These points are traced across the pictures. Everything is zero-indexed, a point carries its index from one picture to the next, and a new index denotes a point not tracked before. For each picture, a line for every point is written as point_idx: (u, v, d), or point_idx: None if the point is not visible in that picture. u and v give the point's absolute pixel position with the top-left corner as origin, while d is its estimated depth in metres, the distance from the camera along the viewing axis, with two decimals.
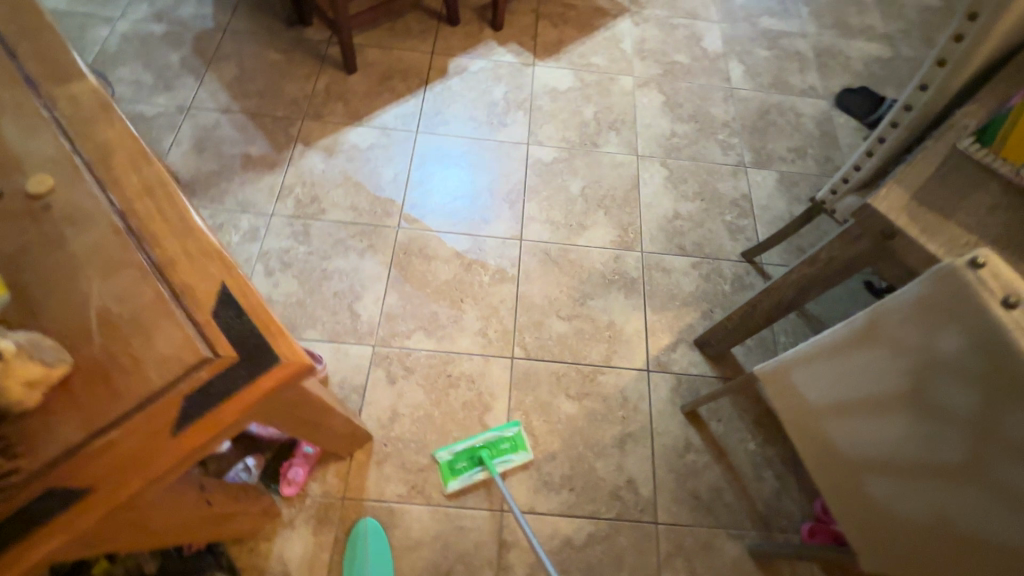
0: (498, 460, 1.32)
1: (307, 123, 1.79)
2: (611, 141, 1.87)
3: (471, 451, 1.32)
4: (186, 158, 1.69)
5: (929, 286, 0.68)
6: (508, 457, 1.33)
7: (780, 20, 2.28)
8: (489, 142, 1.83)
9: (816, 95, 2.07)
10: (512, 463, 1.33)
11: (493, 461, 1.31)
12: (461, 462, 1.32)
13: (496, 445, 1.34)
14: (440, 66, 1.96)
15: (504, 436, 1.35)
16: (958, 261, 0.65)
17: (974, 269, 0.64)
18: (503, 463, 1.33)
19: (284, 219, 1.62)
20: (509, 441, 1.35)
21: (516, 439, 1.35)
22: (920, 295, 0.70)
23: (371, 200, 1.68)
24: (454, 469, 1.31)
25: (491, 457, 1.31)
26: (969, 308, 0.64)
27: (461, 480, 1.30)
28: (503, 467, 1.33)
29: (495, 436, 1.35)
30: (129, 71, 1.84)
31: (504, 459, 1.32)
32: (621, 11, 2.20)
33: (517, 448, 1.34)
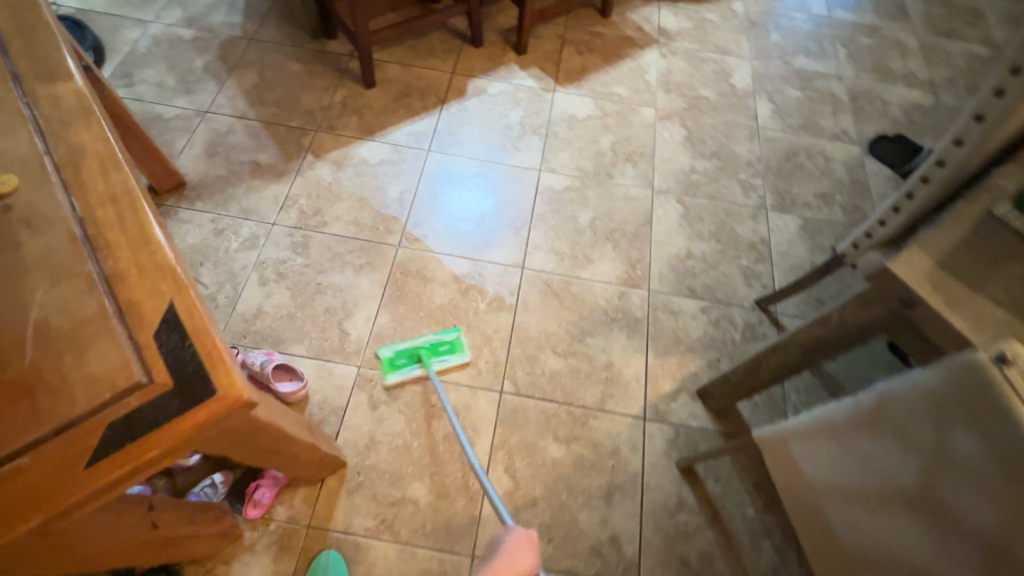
0: (436, 359, 1.41)
1: (320, 135, 1.79)
2: (626, 173, 1.81)
3: (412, 351, 1.42)
4: (197, 161, 1.70)
5: (945, 376, 0.61)
6: (445, 356, 1.43)
7: (814, 60, 2.21)
8: (500, 165, 1.79)
9: (848, 140, 1.98)
10: (449, 363, 1.42)
11: (430, 360, 1.41)
12: (402, 359, 1.41)
13: (435, 346, 1.44)
14: (459, 87, 1.95)
15: (444, 339, 1.45)
16: (980, 355, 0.58)
17: (997, 366, 0.57)
18: (440, 363, 1.42)
19: (285, 229, 1.60)
20: (448, 343, 1.45)
21: (454, 340, 1.45)
22: (932, 385, 0.62)
23: (375, 216, 1.65)
24: (395, 365, 1.40)
25: (428, 355, 1.41)
26: (989, 408, 0.57)
27: (399, 375, 1.39)
28: (441, 367, 1.42)
29: (435, 339, 1.45)
30: (154, 73, 1.88)
31: (441, 359, 1.42)
32: (649, 42, 2.16)
33: (455, 350, 1.43)
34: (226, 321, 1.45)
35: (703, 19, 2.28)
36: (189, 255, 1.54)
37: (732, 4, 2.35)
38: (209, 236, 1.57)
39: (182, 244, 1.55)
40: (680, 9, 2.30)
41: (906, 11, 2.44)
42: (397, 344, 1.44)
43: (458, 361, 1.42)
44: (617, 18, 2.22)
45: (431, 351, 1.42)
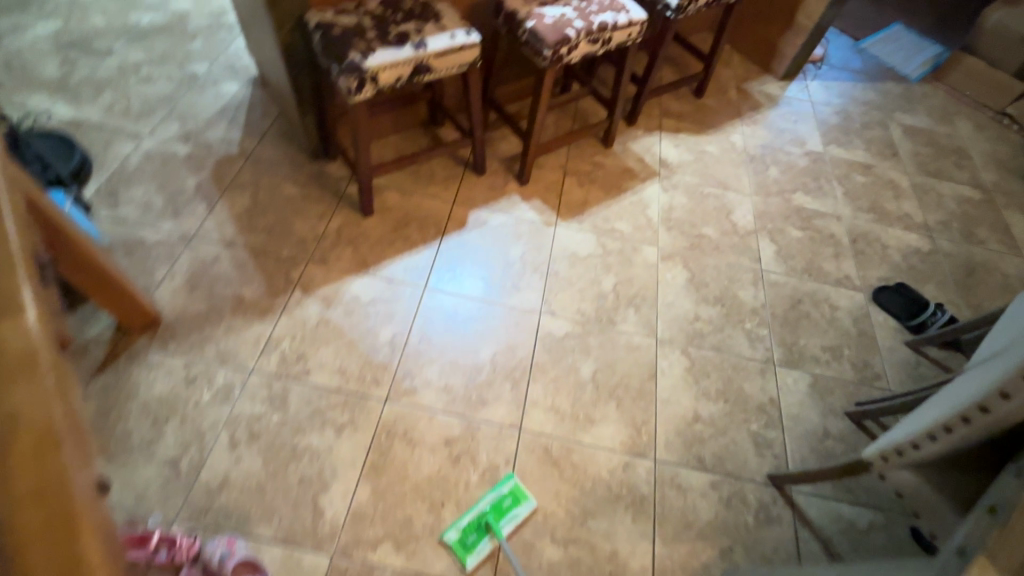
0: (504, 520, 1.31)
1: (310, 268, 1.71)
2: (628, 319, 1.74)
3: (477, 521, 1.30)
4: (175, 295, 1.59)
5: None
6: (513, 512, 1.33)
7: (814, 198, 2.22)
8: (498, 307, 1.71)
9: (851, 286, 1.95)
10: (519, 519, 1.33)
11: (500, 524, 1.30)
12: (470, 535, 1.29)
13: (498, 505, 1.33)
14: (459, 217, 1.91)
15: (504, 493, 1.35)
16: None
17: None
18: (510, 522, 1.32)
19: (264, 378, 1.48)
20: (509, 496, 1.35)
21: (515, 489, 1.36)
22: None
23: (362, 363, 1.54)
24: (467, 544, 1.28)
25: (497, 520, 1.30)
26: None
27: (476, 554, 1.27)
28: (510, 527, 1.32)
29: (496, 497, 1.34)
30: (142, 192, 1.80)
31: (509, 517, 1.32)
32: (650, 174, 2.17)
33: (520, 501, 1.34)
34: (186, 495, 1.29)
35: (703, 150, 2.30)
36: (153, 409, 1.39)
37: (731, 136, 2.38)
38: (179, 385, 1.44)
39: (147, 395, 1.41)
40: (680, 140, 2.32)
41: (897, 148, 2.50)
42: (461, 521, 1.30)
43: (526, 512, 1.34)
44: (619, 148, 2.23)
45: (497, 513, 1.31)
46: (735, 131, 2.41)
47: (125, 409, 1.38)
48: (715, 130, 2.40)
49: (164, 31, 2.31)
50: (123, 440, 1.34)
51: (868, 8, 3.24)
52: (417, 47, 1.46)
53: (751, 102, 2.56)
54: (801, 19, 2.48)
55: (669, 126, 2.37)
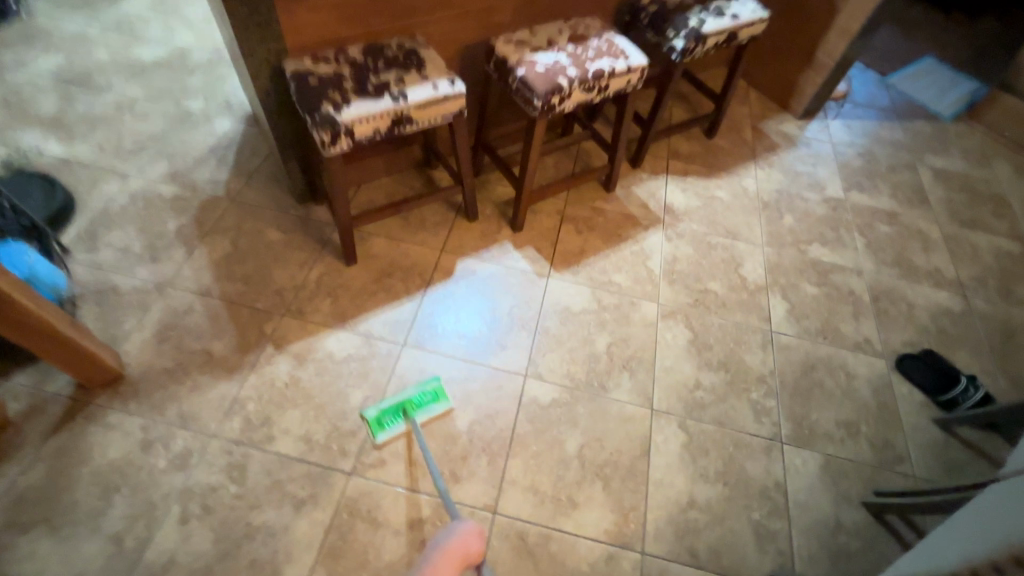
0: (421, 411, 1.46)
1: (286, 320, 1.62)
2: (621, 385, 1.61)
3: (396, 406, 1.46)
4: (143, 348, 1.52)
5: None
6: (430, 407, 1.48)
7: (832, 249, 2.06)
8: (480, 368, 1.59)
9: (872, 352, 1.78)
10: (435, 414, 1.48)
11: (416, 412, 1.46)
12: (387, 416, 1.45)
13: (418, 399, 1.48)
14: (446, 266, 1.81)
15: (426, 390, 1.50)
16: None
17: None
18: (425, 413, 1.47)
19: (224, 444, 1.39)
20: (430, 393, 1.50)
21: (436, 389, 1.50)
22: None
23: (330, 430, 1.44)
24: (383, 422, 1.44)
25: (414, 408, 1.46)
26: None
27: (388, 432, 1.44)
28: (425, 417, 1.47)
29: (419, 390, 1.50)
30: (122, 235, 1.75)
31: (426, 409, 1.47)
32: (653, 222, 2.04)
33: (438, 399, 1.49)
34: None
35: (712, 196, 2.16)
36: (105, 476, 1.31)
37: (743, 180, 2.24)
38: (134, 450, 1.36)
39: (100, 460, 1.33)
40: (688, 184, 2.19)
41: (926, 195, 2.32)
42: (382, 402, 1.47)
43: (443, 409, 1.48)
44: (621, 192, 2.11)
45: (416, 404, 1.47)
46: (748, 175, 2.27)
47: (76, 475, 1.31)
48: (726, 172, 2.26)
49: (164, 66, 2.29)
50: (68, 511, 1.26)
51: (896, 41, 3.07)
52: (396, 98, 1.38)
53: (767, 142, 2.42)
54: (821, 56, 2.34)
55: (677, 168, 2.24)
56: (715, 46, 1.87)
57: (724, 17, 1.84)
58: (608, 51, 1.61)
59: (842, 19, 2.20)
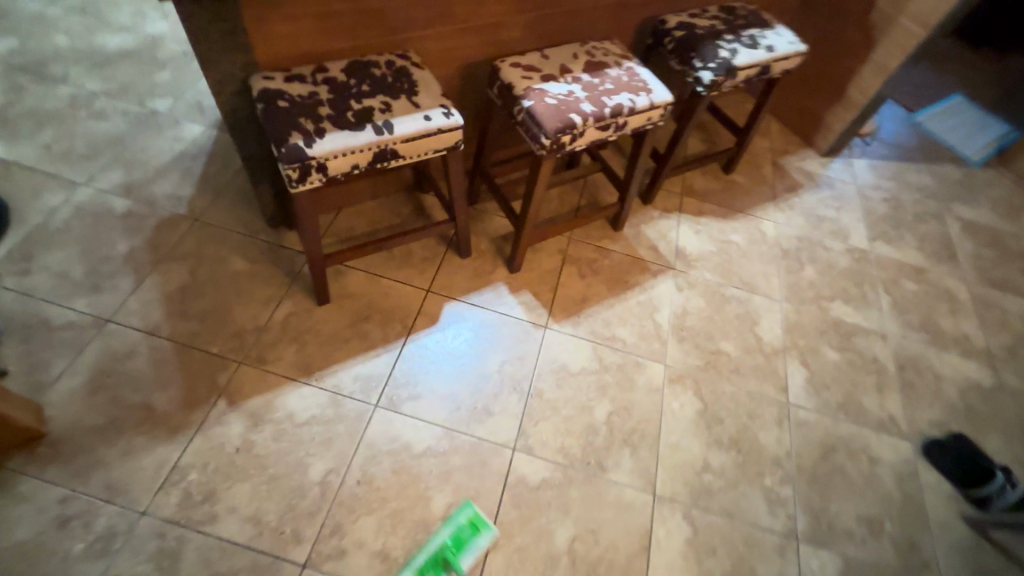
0: (463, 553, 1.22)
1: (243, 370, 1.41)
2: (621, 465, 1.42)
3: (433, 558, 1.21)
4: (71, 399, 1.31)
5: None
6: (473, 543, 1.23)
7: (855, 308, 1.88)
8: (462, 437, 1.40)
9: (896, 432, 1.61)
10: (479, 550, 1.23)
11: (459, 558, 1.21)
12: (426, 575, 1.19)
13: (455, 539, 1.24)
14: (431, 310, 1.61)
15: (460, 522, 1.26)
16: None
17: None
18: (469, 553, 1.22)
19: (156, 524, 1.19)
20: (468, 526, 1.26)
21: (473, 518, 1.27)
22: None
23: (283, 510, 1.24)
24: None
25: (455, 554, 1.21)
26: None
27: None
28: (469, 560, 1.22)
29: (452, 528, 1.25)
30: (61, 257, 1.52)
31: (468, 548, 1.22)
32: (663, 268, 1.85)
33: (478, 530, 1.25)
34: None
35: (728, 240, 1.97)
36: (10, 563, 1.11)
37: (763, 224, 2.05)
38: (47, 529, 1.15)
39: (5, 542, 1.13)
40: (702, 225, 2.00)
41: (954, 249, 2.15)
42: (418, 560, 1.21)
43: (486, 541, 1.24)
44: (629, 232, 1.92)
45: (455, 546, 1.22)
46: (767, 218, 2.08)
47: None
48: (743, 214, 2.07)
49: (129, 58, 2.05)
50: None
51: (925, 73, 2.89)
52: (380, 129, 1.17)
53: (788, 181, 2.23)
54: (852, 92, 2.15)
55: (691, 206, 2.05)
56: (746, 80, 1.67)
57: (758, 48, 1.65)
58: (628, 83, 1.41)
59: (880, 54, 2.01)
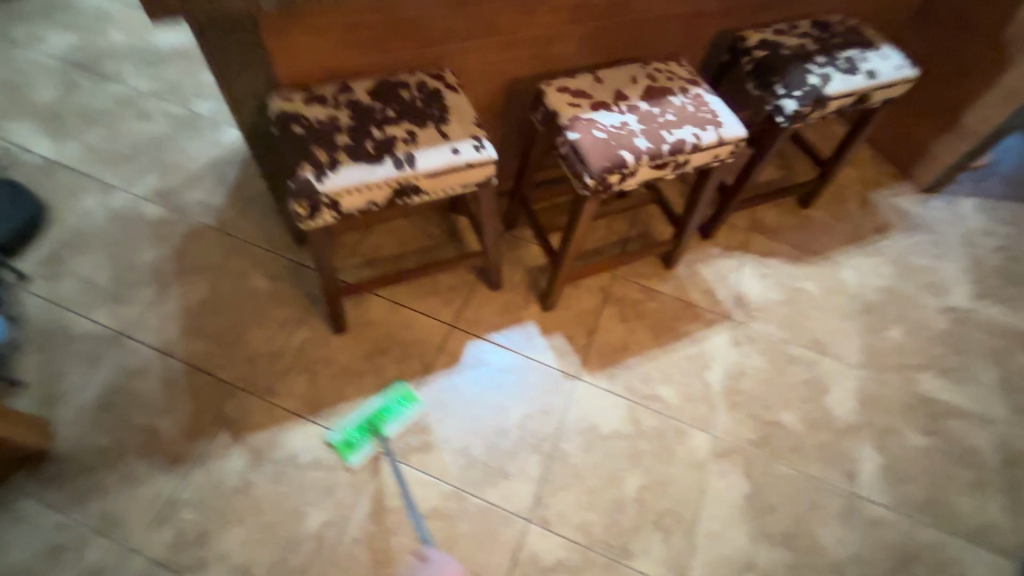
0: (391, 421, 1.33)
1: (250, 400, 1.34)
2: (649, 551, 1.24)
3: (361, 423, 1.32)
4: (80, 417, 1.29)
5: None
6: (402, 414, 1.35)
7: (952, 384, 1.58)
8: (471, 499, 1.27)
9: (993, 547, 1.33)
10: (406, 421, 1.35)
11: (386, 424, 1.33)
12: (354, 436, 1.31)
13: (384, 409, 1.35)
14: (453, 348, 1.48)
15: (392, 396, 1.37)
16: None
17: None
18: (397, 423, 1.34)
19: (146, 564, 1.14)
20: (399, 399, 1.37)
21: (404, 394, 1.38)
22: None
23: (273, 563, 1.16)
24: (350, 443, 1.30)
25: (384, 421, 1.33)
26: None
27: (361, 454, 1.29)
28: (395, 427, 1.34)
29: (385, 400, 1.36)
30: (90, 263, 1.51)
31: (397, 418, 1.34)
32: (719, 317, 1.63)
33: (408, 403, 1.37)
34: None
35: (799, 287, 1.72)
36: None
37: (842, 271, 1.78)
38: (41, 556, 1.13)
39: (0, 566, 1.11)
40: (769, 267, 1.76)
41: None
42: (346, 419, 1.33)
43: (413, 415, 1.35)
44: (683, 271, 1.71)
45: (386, 414, 1.34)
46: (849, 264, 1.80)
47: None
48: (820, 257, 1.80)
49: (180, 55, 2.03)
50: None
51: None
52: (400, 163, 1.04)
53: (878, 220, 1.92)
54: (969, 121, 1.81)
55: (757, 244, 1.81)
56: (838, 109, 1.43)
57: (858, 74, 1.40)
58: (693, 115, 1.21)
59: (1012, 79, 1.67)
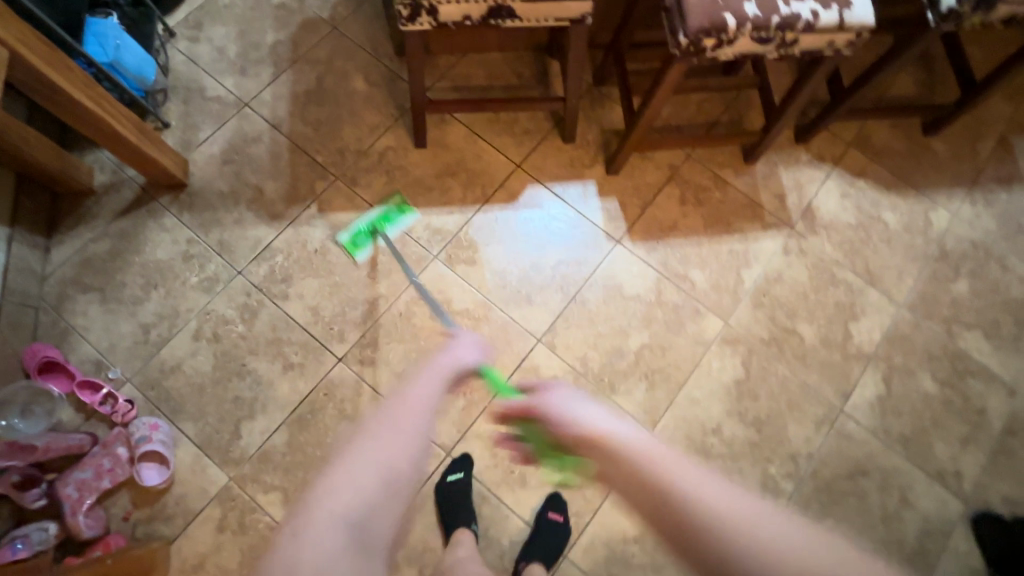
0: (390, 226, 1.54)
1: (337, 185, 1.57)
2: (631, 393, 1.45)
3: (365, 228, 1.53)
4: (209, 163, 1.58)
5: None
6: (399, 221, 1.55)
7: (995, 348, 1.54)
8: (497, 312, 1.49)
9: (951, 490, 1.42)
10: (405, 226, 1.55)
11: (386, 228, 1.54)
12: (360, 238, 1.53)
13: (384, 216, 1.55)
14: (513, 186, 1.60)
15: (390, 207, 1.55)
16: None
17: None
18: (396, 227, 1.55)
19: (247, 285, 1.48)
20: (396, 209, 1.56)
21: (399, 205, 1.56)
22: None
23: (335, 313, 1.47)
24: (358, 243, 1.52)
25: (383, 225, 1.53)
26: None
27: (366, 251, 1.52)
28: (396, 230, 1.55)
29: (383, 209, 1.55)
30: (223, 33, 1.70)
31: (395, 223, 1.55)
32: (779, 223, 1.62)
33: (405, 213, 1.55)
34: (144, 363, 1.41)
35: (876, 216, 1.65)
36: (150, 271, 1.48)
37: (934, 211, 1.66)
38: (177, 258, 1.49)
39: (150, 256, 1.49)
40: (855, 188, 1.67)
41: None
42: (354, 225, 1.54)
43: (409, 221, 1.55)
44: (761, 170, 1.67)
45: (385, 220, 1.54)
46: (946, 206, 1.67)
47: (130, 261, 1.48)
48: (917, 191, 1.68)
49: None
50: (118, 289, 1.46)
51: None
52: None
53: (1009, 168, 1.71)
54: None
55: (853, 162, 1.69)
56: (996, 21, 1.30)
57: None
58: None
59: None
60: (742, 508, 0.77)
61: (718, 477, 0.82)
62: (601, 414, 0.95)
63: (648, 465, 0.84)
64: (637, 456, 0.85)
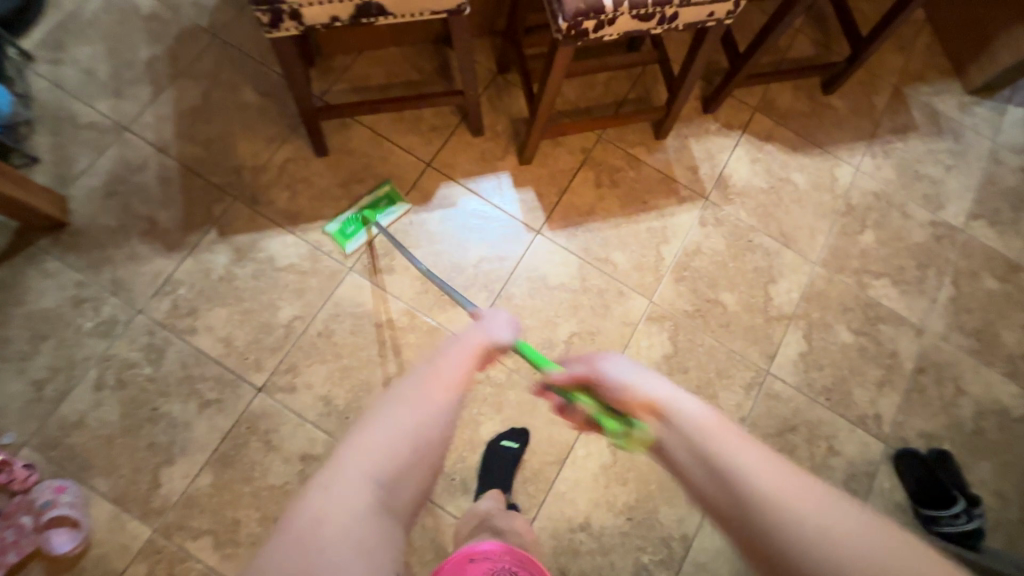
0: (381, 215, 1.51)
1: (236, 205, 1.48)
2: None
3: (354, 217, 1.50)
4: (90, 197, 1.46)
5: None
6: (391, 210, 1.52)
7: (902, 293, 1.62)
8: (422, 318, 1.45)
9: (872, 433, 1.50)
10: (396, 215, 1.52)
11: (378, 217, 1.50)
12: (349, 227, 1.49)
13: (372, 206, 1.52)
14: (426, 187, 1.55)
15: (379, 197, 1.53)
16: None
17: None
18: (388, 216, 1.52)
19: (149, 323, 1.39)
20: (385, 199, 1.53)
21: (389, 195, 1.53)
22: None
23: (250, 341, 1.40)
24: (346, 233, 1.48)
25: (374, 214, 1.50)
26: None
27: (355, 241, 1.48)
28: (388, 220, 1.52)
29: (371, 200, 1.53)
30: (90, 52, 1.56)
31: (387, 213, 1.51)
32: (693, 195, 1.63)
33: (395, 202, 1.53)
34: (41, 422, 1.30)
35: (785, 178, 1.68)
36: (37, 322, 1.36)
37: (838, 167, 1.71)
38: (66, 304, 1.38)
39: (34, 305, 1.37)
40: (763, 153, 1.70)
41: None
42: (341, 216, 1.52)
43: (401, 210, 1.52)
44: (672, 144, 1.67)
45: (374, 210, 1.51)
46: (849, 161, 1.72)
47: (11, 313, 1.36)
48: (821, 150, 1.72)
49: None
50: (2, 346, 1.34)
51: None
52: None
53: (903, 119, 1.77)
54: None
55: (759, 127, 1.72)
56: None
57: None
58: None
59: None
60: (908, 539, 0.48)
61: (868, 510, 0.50)
62: (675, 389, 0.61)
63: (729, 453, 0.53)
64: (703, 436, 0.55)
